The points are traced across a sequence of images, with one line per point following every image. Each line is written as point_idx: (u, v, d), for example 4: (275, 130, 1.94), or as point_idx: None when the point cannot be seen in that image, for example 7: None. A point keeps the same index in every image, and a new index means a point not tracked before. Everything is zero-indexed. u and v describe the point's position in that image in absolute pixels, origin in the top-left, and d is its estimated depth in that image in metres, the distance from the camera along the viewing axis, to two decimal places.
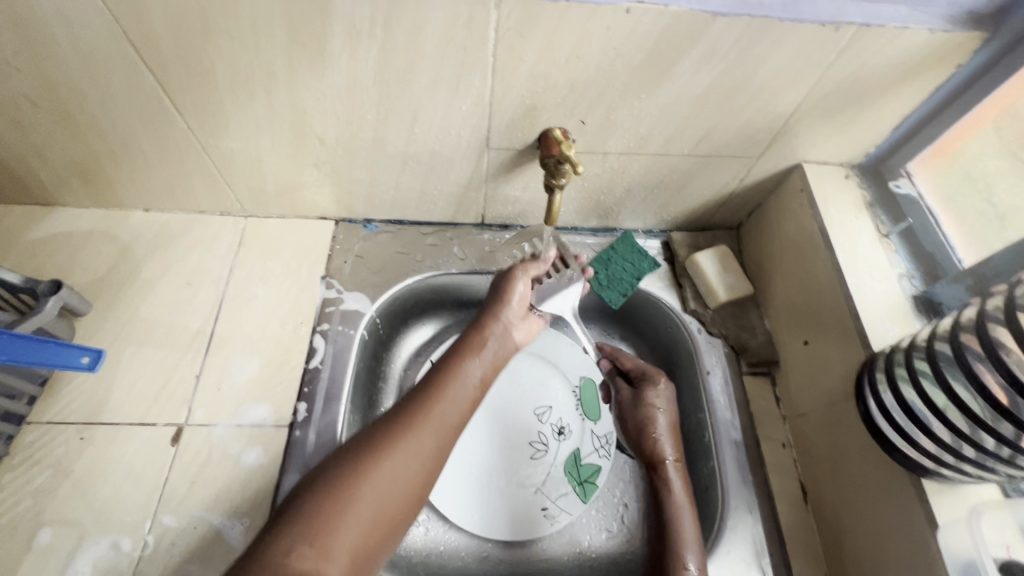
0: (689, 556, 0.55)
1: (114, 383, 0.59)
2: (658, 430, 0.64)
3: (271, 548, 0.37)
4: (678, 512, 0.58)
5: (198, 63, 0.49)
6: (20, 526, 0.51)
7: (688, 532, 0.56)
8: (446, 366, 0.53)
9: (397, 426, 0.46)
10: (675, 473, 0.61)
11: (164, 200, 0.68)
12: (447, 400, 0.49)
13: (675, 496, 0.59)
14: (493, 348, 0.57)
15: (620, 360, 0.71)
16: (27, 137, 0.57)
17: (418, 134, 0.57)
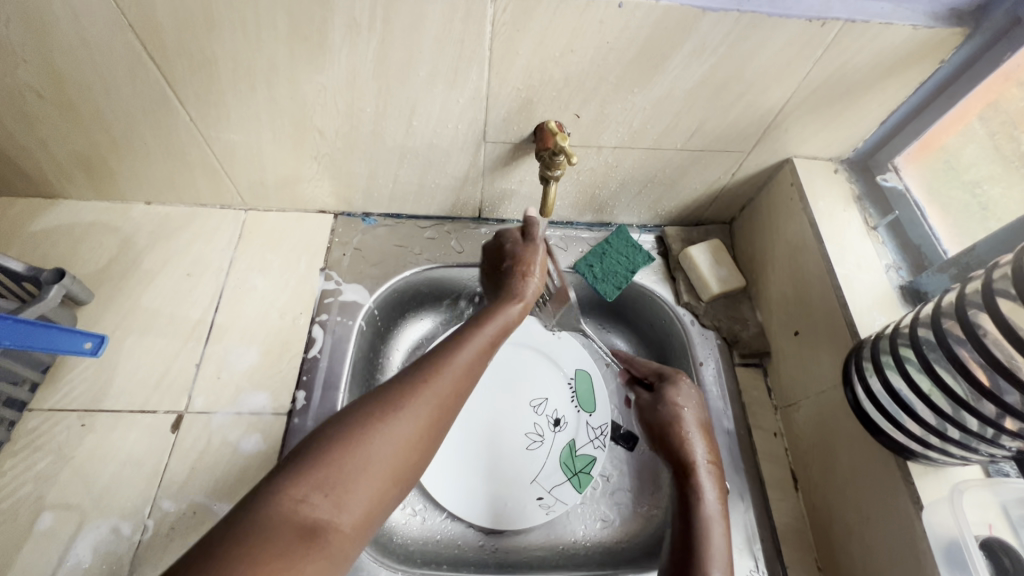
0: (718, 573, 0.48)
1: (115, 371, 0.59)
2: (687, 434, 0.58)
3: (283, 494, 0.35)
4: (710, 523, 0.51)
5: (201, 55, 0.50)
6: (21, 510, 0.52)
7: (717, 541, 0.51)
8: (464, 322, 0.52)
9: (418, 373, 0.44)
10: (709, 483, 0.55)
11: (165, 193, 0.69)
12: (466, 351, 0.48)
13: (706, 506, 0.53)
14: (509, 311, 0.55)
15: (635, 366, 0.69)
16: (31, 128, 0.58)
17: (416, 127, 0.59)
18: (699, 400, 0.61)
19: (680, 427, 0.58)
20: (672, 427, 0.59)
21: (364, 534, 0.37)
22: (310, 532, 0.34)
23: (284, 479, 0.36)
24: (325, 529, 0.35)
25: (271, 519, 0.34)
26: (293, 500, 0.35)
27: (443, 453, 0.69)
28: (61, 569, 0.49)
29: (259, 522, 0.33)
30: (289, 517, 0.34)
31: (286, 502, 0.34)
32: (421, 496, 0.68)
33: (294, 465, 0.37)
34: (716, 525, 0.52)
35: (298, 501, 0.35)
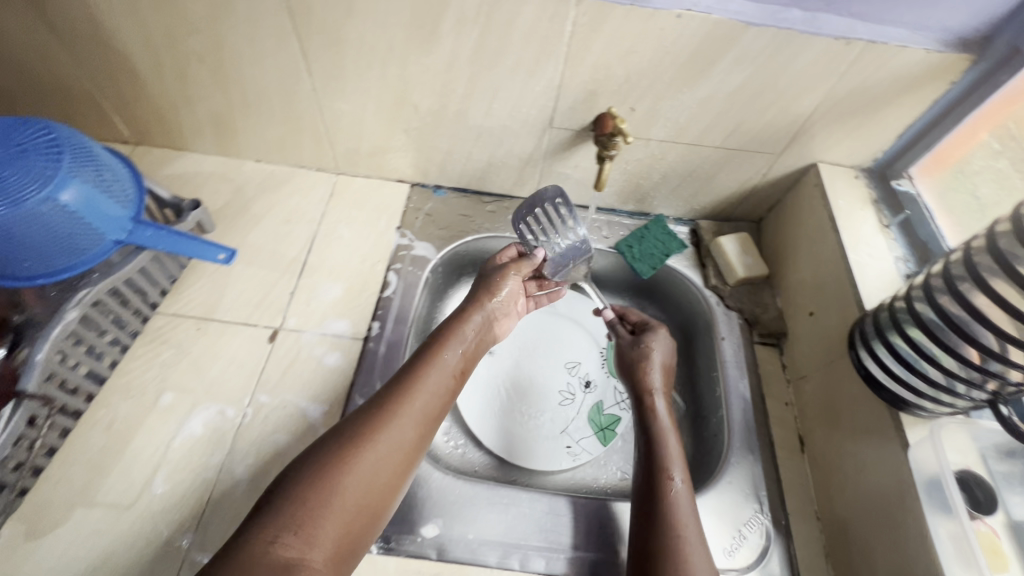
0: (674, 471, 0.57)
1: (225, 290, 0.71)
2: (651, 367, 0.67)
3: (256, 540, 0.41)
4: (664, 432, 0.61)
5: (335, 35, 0.62)
6: (148, 388, 0.63)
7: (673, 449, 0.59)
8: (425, 356, 0.58)
9: (371, 423, 0.50)
10: (660, 400, 0.64)
11: (273, 153, 0.82)
12: (422, 390, 0.55)
13: (661, 421, 0.62)
14: (471, 345, 0.62)
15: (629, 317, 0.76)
16: (185, 87, 0.71)
17: (495, 109, 0.70)
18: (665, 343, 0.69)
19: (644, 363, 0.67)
20: (642, 361, 0.68)
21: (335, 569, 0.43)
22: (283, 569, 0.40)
23: (255, 525, 0.42)
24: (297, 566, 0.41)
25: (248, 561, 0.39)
26: (264, 542, 0.41)
27: (486, 398, 0.78)
28: (178, 437, 0.60)
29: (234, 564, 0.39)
30: (262, 557, 0.40)
31: (258, 545, 0.40)
32: (463, 432, 0.77)
33: (261, 514, 0.43)
34: (671, 436, 0.61)
35: (271, 545, 0.41)
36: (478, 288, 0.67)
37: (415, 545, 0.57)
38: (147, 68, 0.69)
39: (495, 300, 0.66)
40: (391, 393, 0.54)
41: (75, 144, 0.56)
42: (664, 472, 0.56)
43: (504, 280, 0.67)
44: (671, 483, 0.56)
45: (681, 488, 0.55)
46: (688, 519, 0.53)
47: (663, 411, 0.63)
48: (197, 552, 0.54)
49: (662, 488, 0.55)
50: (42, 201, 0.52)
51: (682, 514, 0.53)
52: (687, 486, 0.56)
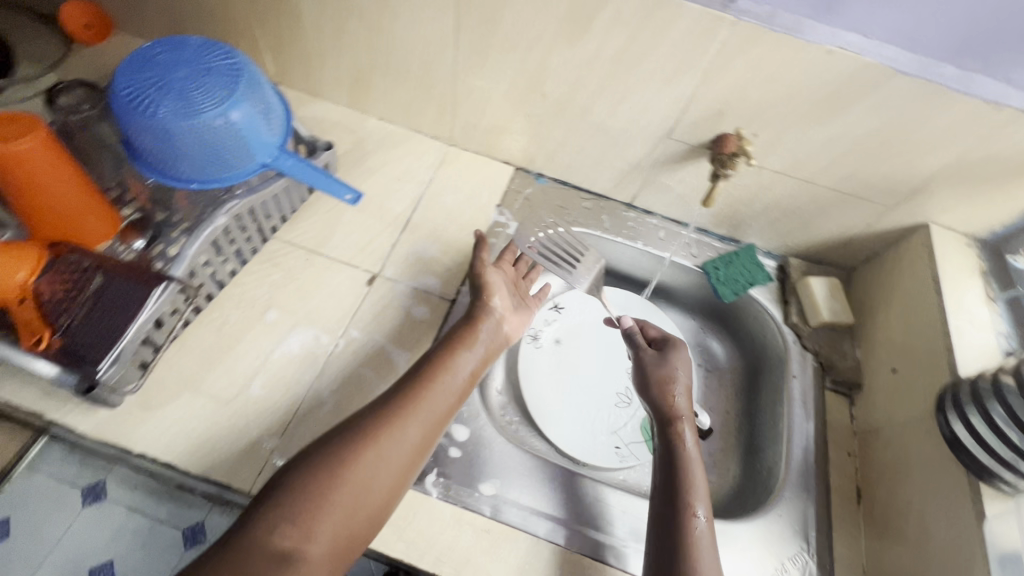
0: (699, 507, 0.56)
1: (335, 229, 0.76)
2: (669, 388, 0.68)
3: (255, 528, 0.44)
4: (689, 462, 0.61)
5: (491, 15, 0.66)
6: (257, 302, 0.68)
7: (698, 481, 0.59)
8: (438, 358, 0.60)
9: (379, 424, 0.52)
10: (687, 429, 0.64)
11: (396, 114, 0.87)
12: (432, 393, 0.56)
13: (688, 450, 0.62)
14: (481, 345, 0.64)
15: (648, 330, 0.77)
16: (337, 38, 0.77)
17: (620, 111, 0.73)
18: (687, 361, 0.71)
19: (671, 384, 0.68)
20: (659, 383, 0.69)
21: (334, 560, 0.46)
22: (280, 559, 0.43)
23: (260, 512, 0.46)
24: (295, 556, 0.44)
25: (248, 547, 0.43)
26: (265, 532, 0.44)
27: (547, 384, 0.81)
28: (276, 350, 0.65)
29: (233, 552, 0.43)
30: (262, 547, 0.43)
31: (258, 536, 0.44)
32: (519, 412, 0.80)
33: (266, 503, 0.46)
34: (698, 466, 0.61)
35: (272, 536, 0.44)
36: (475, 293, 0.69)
37: (471, 498, 0.60)
38: (311, 15, 0.75)
39: (491, 300, 0.68)
40: (400, 395, 0.56)
41: (251, 73, 0.63)
42: (687, 503, 0.56)
43: (484, 281, 0.70)
44: (694, 520, 0.55)
45: (703, 523, 0.55)
46: (707, 559, 0.53)
47: (690, 443, 0.63)
48: (279, 458, 0.58)
49: (682, 522, 0.55)
50: (216, 115, 0.59)
51: (702, 554, 0.53)
52: (709, 524, 0.55)
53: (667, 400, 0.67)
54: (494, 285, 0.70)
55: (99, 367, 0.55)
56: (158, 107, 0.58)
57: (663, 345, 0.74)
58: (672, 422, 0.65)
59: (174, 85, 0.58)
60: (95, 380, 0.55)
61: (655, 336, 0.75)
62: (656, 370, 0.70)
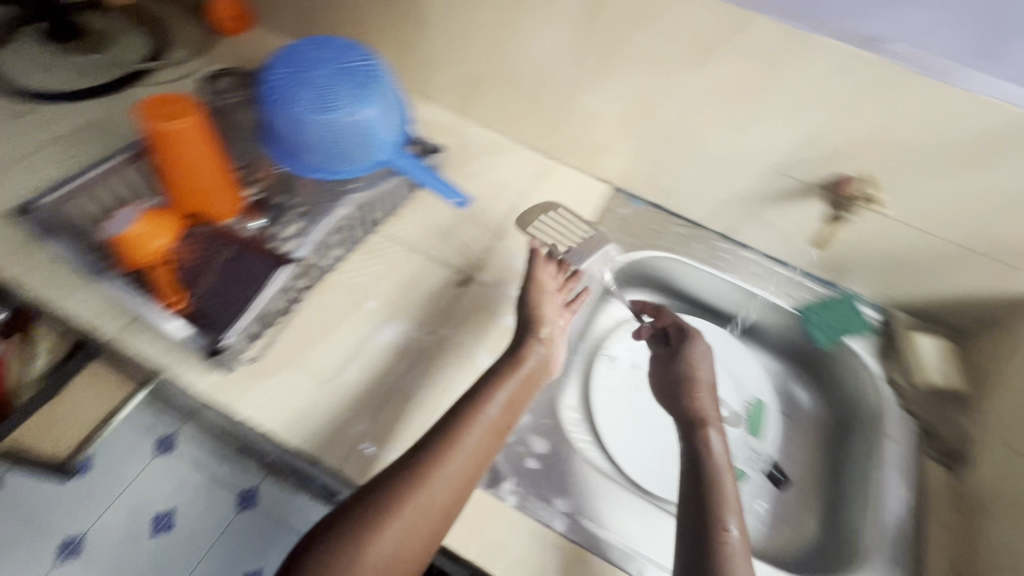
0: (729, 520, 0.53)
1: (434, 229, 0.79)
2: (696, 391, 0.66)
3: None
4: (720, 471, 0.58)
5: (616, 37, 0.67)
6: (358, 290, 0.72)
7: (729, 492, 0.56)
8: (464, 407, 0.56)
9: (400, 491, 0.49)
10: (715, 434, 0.62)
11: (500, 124, 0.88)
12: (456, 450, 0.52)
13: (716, 459, 0.59)
14: (517, 382, 0.59)
15: (663, 318, 0.76)
16: (457, 48, 0.80)
17: (733, 141, 0.71)
18: (705, 357, 0.70)
19: (692, 384, 0.67)
20: (688, 386, 0.67)
21: None
22: None
23: None
24: None
25: None
26: None
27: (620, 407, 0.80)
28: (372, 339, 0.68)
29: None
30: None
31: None
32: (589, 430, 0.76)
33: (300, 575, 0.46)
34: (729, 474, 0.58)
35: None
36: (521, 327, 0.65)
37: (545, 512, 0.59)
38: (437, 24, 0.78)
39: (537, 340, 0.63)
40: (423, 452, 0.52)
41: (383, 73, 0.66)
42: (716, 514, 0.53)
43: (537, 317, 0.65)
44: (725, 532, 0.52)
45: (735, 538, 0.52)
46: (742, 572, 0.50)
47: (719, 449, 0.60)
48: (367, 442, 0.60)
49: (711, 534, 0.52)
50: (347, 112, 0.63)
51: (735, 565, 0.50)
52: (742, 538, 0.52)
53: (696, 404, 0.65)
54: (539, 317, 0.65)
55: (226, 335, 0.60)
56: (299, 98, 0.62)
57: (677, 337, 0.73)
58: (701, 427, 0.63)
59: (314, 79, 0.63)
60: (219, 346, 0.60)
61: (669, 325, 0.75)
62: (682, 371, 0.69)
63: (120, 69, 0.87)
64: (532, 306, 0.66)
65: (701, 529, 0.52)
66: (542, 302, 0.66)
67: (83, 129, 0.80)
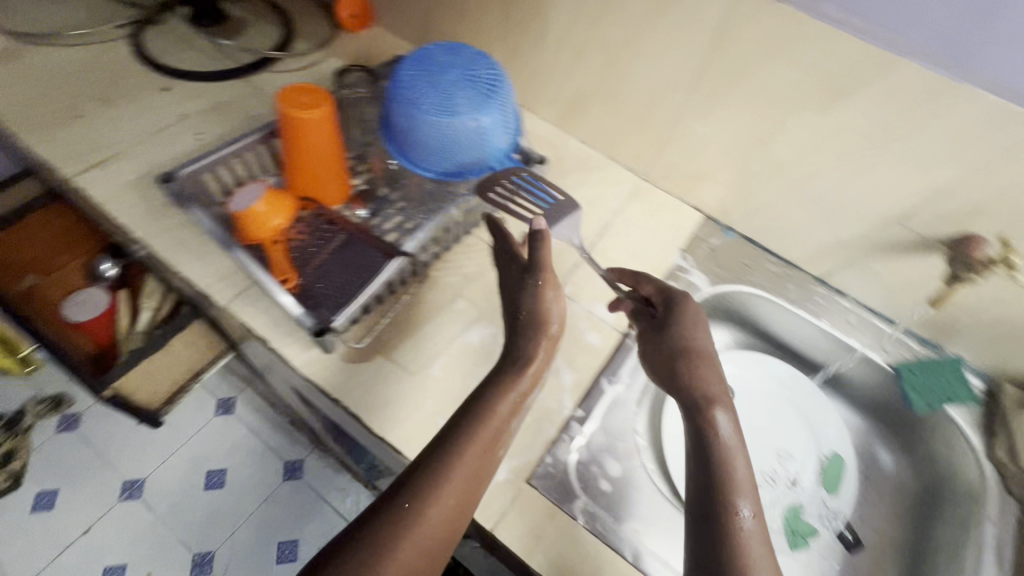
0: (742, 502, 0.46)
1: (526, 238, 0.80)
2: (689, 369, 0.56)
3: None
4: (728, 455, 0.49)
5: (741, 69, 0.65)
6: (449, 289, 0.73)
7: (741, 478, 0.48)
8: (468, 412, 0.52)
9: (406, 512, 0.45)
10: (723, 413, 0.52)
11: (598, 141, 0.89)
12: (461, 461, 0.49)
13: (721, 440, 0.50)
14: (514, 402, 0.53)
15: (641, 288, 0.66)
16: (569, 64, 0.80)
17: (849, 186, 0.68)
18: (703, 325, 0.59)
19: (689, 349, 0.57)
20: (682, 363, 0.56)
21: None
22: None
23: None
24: None
25: None
26: None
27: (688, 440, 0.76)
28: (458, 339, 0.69)
29: None
30: None
31: None
32: (655, 459, 0.72)
33: None
34: (741, 456, 0.50)
35: None
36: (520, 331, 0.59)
37: (615, 537, 0.59)
38: (553, 39, 0.79)
39: (547, 340, 0.58)
40: (428, 464, 0.48)
41: (505, 84, 0.68)
42: (728, 501, 0.46)
43: (546, 314, 0.59)
44: (740, 519, 0.46)
45: (751, 524, 0.45)
46: (761, 561, 0.44)
47: (727, 430, 0.51)
48: None
49: (725, 522, 0.46)
50: (470, 118, 0.65)
51: (755, 559, 0.44)
52: (758, 523, 0.46)
53: (698, 380, 0.55)
54: (545, 318, 0.59)
55: (336, 317, 0.62)
56: (424, 99, 0.65)
57: (661, 305, 0.62)
58: (704, 406, 0.52)
59: (441, 84, 0.65)
60: (329, 326, 0.62)
61: (651, 294, 0.64)
62: (676, 342, 0.58)
63: (251, 54, 0.93)
64: (533, 305, 0.60)
65: (713, 522, 0.46)
66: (541, 298, 0.60)
67: (215, 108, 0.86)
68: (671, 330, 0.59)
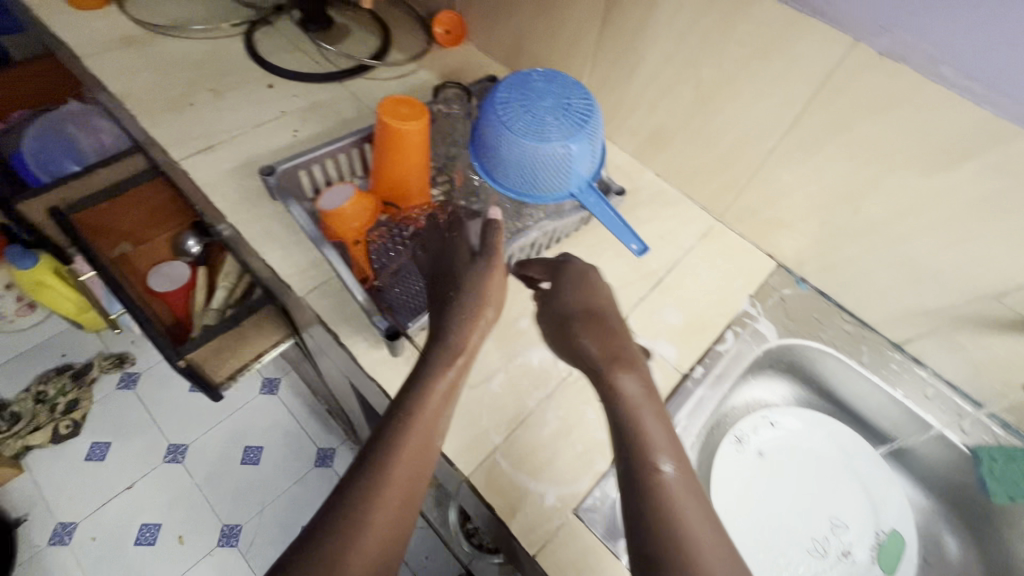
0: (663, 458, 0.49)
1: (594, 265, 0.80)
2: (584, 334, 0.56)
3: None
4: (638, 415, 0.51)
5: (843, 122, 0.64)
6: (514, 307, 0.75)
7: (654, 435, 0.50)
8: (404, 401, 0.52)
9: (358, 511, 0.46)
10: (627, 375, 0.53)
11: (675, 177, 0.88)
12: (402, 449, 0.50)
13: (628, 401, 0.52)
14: (448, 387, 0.54)
15: (528, 269, 0.64)
16: (658, 99, 0.80)
17: (945, 254, 0.65)
18: (594, 284, 0.61)
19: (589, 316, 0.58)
20: (578, 324, 0.57)
21: None
22: None
23: None
24: None
25: None
26: None
27: (741, 497, 0.74)
28: (518, 357, 0.70)
29: None
30: None
31: None
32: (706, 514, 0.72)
33: None
34: (651, 414, 0.52)
35: None
36: (451, 312, 0.57)
37: None
38: (645, 73, 0.79)
39: (481, 322, 0.57)
40: (372, 457, 0.49)
41: (597, 115, 0.69)
42: (648, 459, 0.49)
43: (485, 298, 0.58)
44: (663, 474, 0.48)
45: (673, 475, 0.48)
46: (687, 504, 0.47)
47: (633, 391, 0.53)
48: (500, 456, 0.63)
49: (651, 479, 0.48)
50: (559, 145, 0.65)
51: (679, 502, 0.47)
52: (679, 472, 0.48)
53: (601, 347, 0.55)
54: (484, 301, 0.58)
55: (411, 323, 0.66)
56: (516, 123, 0.66)
57: (552, 275, 0.62)
58: (611, 371, 0.54)
59: (534, 110, 0.67)
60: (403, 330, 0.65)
61: (540, 274, 0.64)
62: (569, 307, 0.59)
63: (349, 60, 0.98)
64: (477, 288, 0.58)
65: (636, 479, 0.48)
66: (482, 279, 0.58)
67: (312, 108, 0.91)
68: (562, 295, 0.60)
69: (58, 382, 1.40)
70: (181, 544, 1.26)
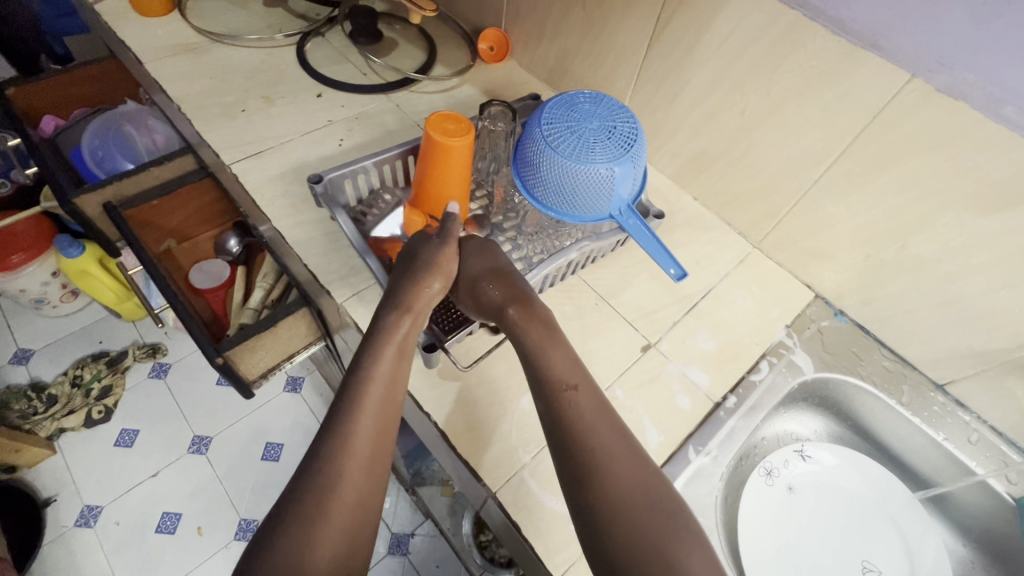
0: (574, 382, 0.56)
1: (628, 286, 0.80)
2: (489, 284, 0.63)
3: None
4: (546, 347, 0.59)
5: (895, 156, 0.63)
6: None
7: (561, 366, 0.57)
8: (357, 365, 0.57)
9: (327, 471, 0.50)
10: (523, 312, 0.61)
11: (713, 202, 0.87)
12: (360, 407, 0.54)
13: (530, 334, 0.59)
14: (399, 345, 0.58)
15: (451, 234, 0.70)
16: (701, 125, 0.80)
17: (996, 296, 0.63)
18: (493, 250, 0.67)
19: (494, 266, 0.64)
20: (485, 278, 0.64)
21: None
22: None
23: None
24: None
25: None
26: None
27: (768, 532, 0.73)
28: None
29: None
30: None
31: None
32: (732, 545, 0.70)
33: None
34: (558, 347, 0.59)
35: None
36: (400, 280, 0.62)
37: None
38: (690, 98, 0.79)
39: (425, 285, 0.62)
40: (334, 418, 0.53)
41: (641, 140, 0.69)
42: (562, 390, 0.55)
43: (425, 264, 0.63)
44: (573, 400, 0.54)
45: (583, 401, 0.54)
46: (601, 424, 0.53)
47: (535, 328, 0.60)
48: (526, 474, 0.63)
49: (567, 408, 0.54)
50: (603, 167, 0.66)
51: (594, 425, 0.53)
52: (589, 398, 0.55)
53: (500, 290, 0.62)
54: (431, 270, 0.62)
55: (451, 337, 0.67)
56: (559, 143, 0.67)
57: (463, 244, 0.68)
58: (514, 311, 0.61)
59: (578, 131, 0.67)
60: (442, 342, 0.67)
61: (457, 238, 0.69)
62: (473, 273, 0.64)
63: (395, 73, 1.00)
64: (432, 260, 0.63)
65: (552, 405, 0.55)
66: (435, 254, 0.64)
67: (357, 118, 0.93)
68: (464, 262, 0.65)
69: (93, 368, 1.44)
70: (200, 535, 1.28)
